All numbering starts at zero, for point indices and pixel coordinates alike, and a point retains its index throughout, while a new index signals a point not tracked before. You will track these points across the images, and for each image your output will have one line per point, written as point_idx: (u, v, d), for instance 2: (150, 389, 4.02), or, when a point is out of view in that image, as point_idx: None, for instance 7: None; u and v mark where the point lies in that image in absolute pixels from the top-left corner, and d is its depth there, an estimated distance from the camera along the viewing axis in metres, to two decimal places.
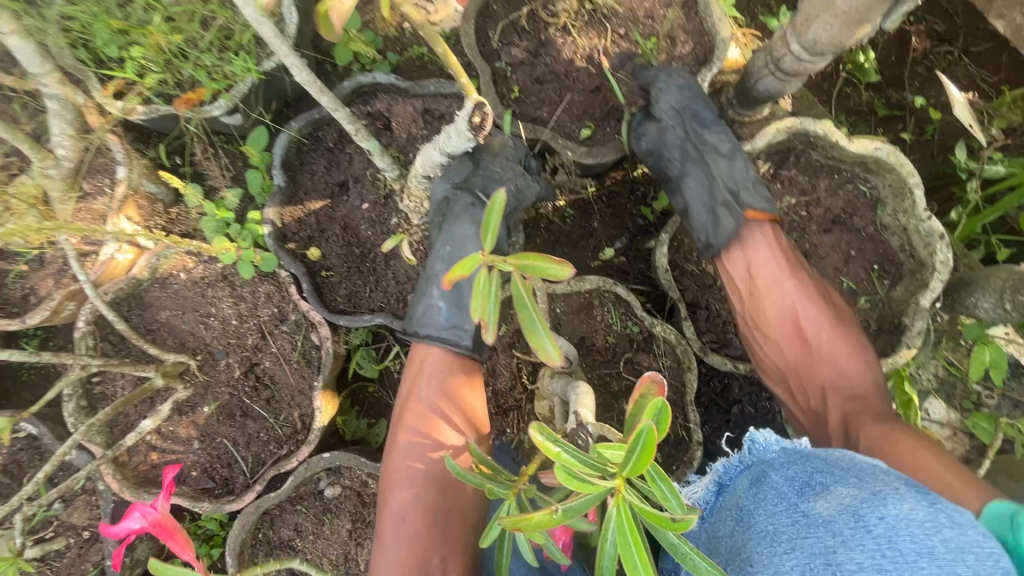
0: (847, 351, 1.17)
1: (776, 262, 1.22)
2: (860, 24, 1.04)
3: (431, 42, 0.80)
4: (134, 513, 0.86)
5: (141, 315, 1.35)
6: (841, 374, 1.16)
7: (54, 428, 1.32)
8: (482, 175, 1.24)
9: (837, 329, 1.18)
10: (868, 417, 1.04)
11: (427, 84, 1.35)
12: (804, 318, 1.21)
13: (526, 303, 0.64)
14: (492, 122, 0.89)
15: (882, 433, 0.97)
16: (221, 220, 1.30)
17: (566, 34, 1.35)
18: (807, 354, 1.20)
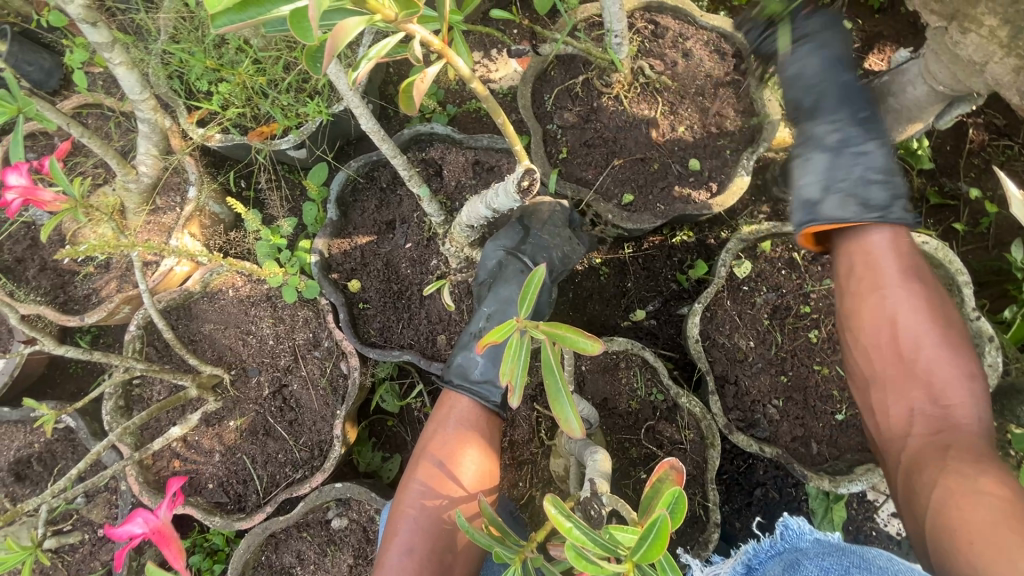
0: (953, 372, 0.91)
1: (894, 265, 0.98)
2: (909, 122, 1.08)
3: (493, 113, 0.82)
4: (139, 516, 0.97)
5: (187, 325, 1.43)
6: (934, 398, 0.91)
7: (91, 424, 1.38)
8: (532, 244, 1.27)
9: (931, 338, 0.93)
10: (958, 457, 0.83)
11: (480, 138, 1.43)
12: (903, 325, 0.95)
13: (554, 371, 0.66)
14: (539, 187, 0.93)
15: (962, 485, 0.76)
16: (274, 245, 1.38)
17: (618, 102, 1.41)
18: (899, 372, 0.95)
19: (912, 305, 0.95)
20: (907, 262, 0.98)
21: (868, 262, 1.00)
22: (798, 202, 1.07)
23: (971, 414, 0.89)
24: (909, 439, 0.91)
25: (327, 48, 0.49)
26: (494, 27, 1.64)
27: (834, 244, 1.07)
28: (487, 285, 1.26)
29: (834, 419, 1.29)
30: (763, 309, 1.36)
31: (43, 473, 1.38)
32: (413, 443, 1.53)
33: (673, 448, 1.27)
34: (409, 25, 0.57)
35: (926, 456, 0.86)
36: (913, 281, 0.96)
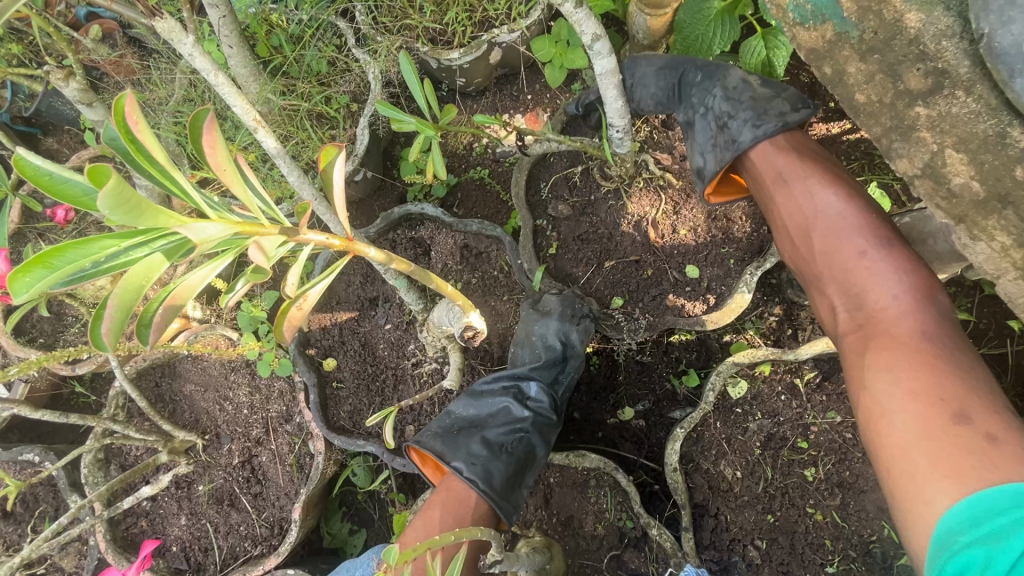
0: (853, 258, 0.90)
1: (778, 161, 1.03)
2: (930, 272, 0.98)
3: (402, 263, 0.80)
4: None
5: (168, 383, 1.45)
6: (848, 289, 0.90)
7: (72, 473, 1.43)
8: (563, 373, 1.23)
9: (827, 217, 0.95)
10: (870, 356, 0.83)
11: (471, 223, 1.36)
12: (800, 220, 0.97)
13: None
14: (480, 340, 1.12)
15: (863, 374, 0.83)
16: (254, 316, 1.40)
17: (617, 197, 1.32)
18: (813, 269, 0.96)
19: (804, 194, 0.98)
20: (793, 159, 1.01)
21: (768, 174, 1.03)
22: (692, 173, 1.15)
23: (885, 299, 0.86)
24: (843, 338, 0.90)
25: (159, 316, 0.48)
26: (505, 93, 1.56)
27: (748, 172, 1.07)
28: (505, 390, 1.21)
29: (823, 571, 1.16)
30: (755, 437, 1.24)
31: (24, 516, 1.43)
32: (380, 520, 1.50)
33: None
34: (300, 237, 0.55)
35: (851, 355, 0.87)
36: (798, 176, 0.99)
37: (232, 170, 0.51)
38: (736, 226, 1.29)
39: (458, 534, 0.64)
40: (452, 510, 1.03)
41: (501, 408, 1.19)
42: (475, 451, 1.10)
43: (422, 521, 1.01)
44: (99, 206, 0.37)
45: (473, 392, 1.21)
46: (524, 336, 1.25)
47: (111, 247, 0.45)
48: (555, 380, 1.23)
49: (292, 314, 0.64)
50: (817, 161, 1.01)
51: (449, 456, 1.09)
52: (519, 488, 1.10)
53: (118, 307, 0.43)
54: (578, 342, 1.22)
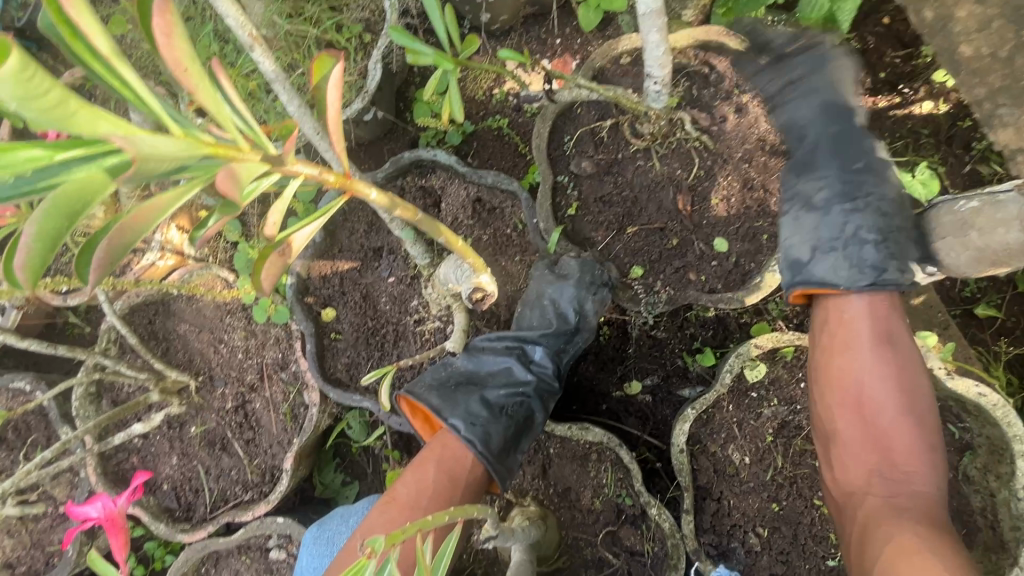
0: (913, 441, 0.91)
1: (866, 332, 0.96)
2: (993, 265, 0.87)
3: (400, 211, 0.70)
4: (97, 501, 0.93)
5: (163, 321, 1.40)
6: (894, 467, 0.90)
7: (63, 405, 1.40)
8: (572, 344, 1.18)
9: (890, 424, 0.92)
10: (909, 524, 0.81)
11: (485, 174, 1.27)
12: (866, 395, 0.94)
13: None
14: (490, 301, 1.02)
15: (902, 540, 0.79)
16: (252, 259, 1.32)
17: (647, 157, 1.22)
18: (862, 431, 0.94)
19: (876, 369, 0.94)
20: (879, 330, 0.96)
21: (842, 328, 0.98)
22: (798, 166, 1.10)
23: (926, 483, 0.88)
24: (868, 497, 0.89)
25: (98, 255, 0.40)
26: (532, 35, 1.42)
27: (817, 321, 1.03)
28: (508, 350, 1.15)
29: (824, 564, 1.13)
30: (768, 424, 1.18)
31: (15, 443, 1.41)
32: (374, 474, 1.48)
33: (631, 558, 1.16)
34: (285, 168, 0.48)
35: (880, 529, 0.83)
36: (881, 350, 0.94)
37: (196, 73, 0.42)
38: (774, 198, 1.18)
39: (454, 514, 0.59)
40: (446, 468, 0.99)
41: (502, 368, 1.14)
42: (473, 409, 1.06)
43: (415, 477, 0.98)
44: (1, 88, 0.34)
45: (476, 352, 1.16)
46: (534, 298, 1.19)
47: (41, 157, 0.43)
48: (562, 347, 1.18)
49: (272, 261, 0.57)
50: (901, 327, 0.97)
51: (446, 412, 1.04)
52: (515, 453, 1.06)
53: (35, 235, 0.39)
54: (589, 309, 1.16)
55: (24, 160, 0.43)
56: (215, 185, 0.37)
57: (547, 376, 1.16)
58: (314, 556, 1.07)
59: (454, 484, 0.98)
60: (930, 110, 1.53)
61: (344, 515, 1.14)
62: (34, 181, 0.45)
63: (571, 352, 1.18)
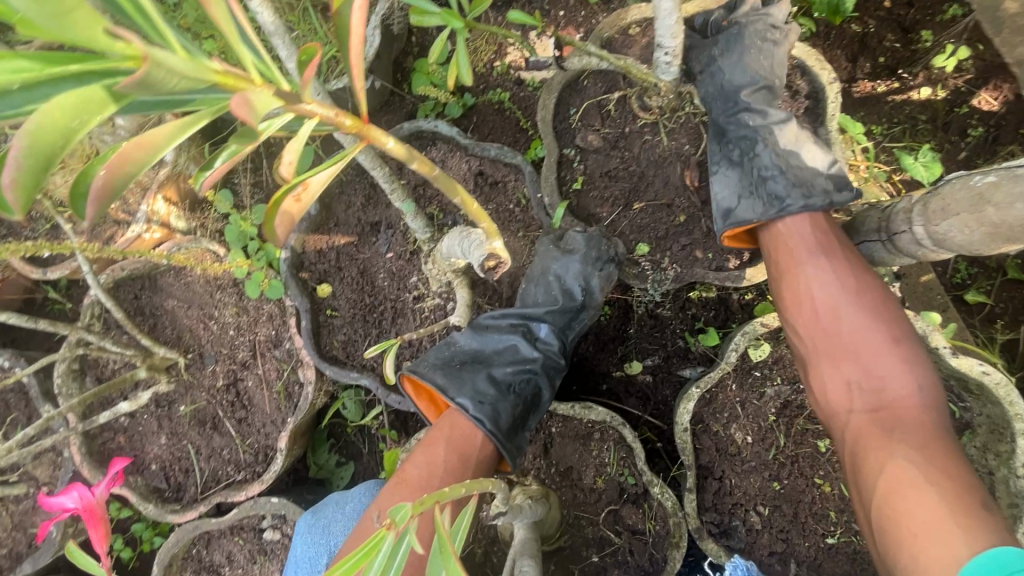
0: (880, 341, 0.93)
1: (810, 238, 1.02)
2: (1007, 241, 0.86)
3: (406, 160, 0.65)
4: (72, 492, 0.88)
5: (151, 297, 1.35)
6: (869, 373, 0.91)
7: (45, 382, 1.35)
8: (578, 320, 1.16)
9: (857, 320, 0.95)
10: (897, 438, 0.83)
11: (488, 147, 1.24)
12: (825, 304, 0.97)
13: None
14: (503, 271, 0.95)
15: (888, 446, 0.82)
16: (244, 231, 1.26)
17: (654, 132, 1.19)
18: (830, 350, 0.96)
19: (832, 280, 0.97)
20: (817, 240, 1.01)
21: (790, 248, 1.03)
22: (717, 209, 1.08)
23: (908, 389, 0.88)
24: (852, 413, 0.91)
25: (98, 184, 0.36)
26: (535, 5, 1.37)
27: (768, 243, 1.07)
28: (513, 328, 1.13)
29: (824, 542, 1.13)
30: (771, 404, 1.17)
31: None
32: (370, 455, 1.45)
33: (633, 537, 1.15)
34: (300, 108, 0.46)
35: (869, 435, 0.86)
36: (823, 258, 0.99)
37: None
38: None
39: (469, 488, 0.56)
40: (456, 447, 0.97)
41: (508, 345, 1.12)
42: (480, 386, 1.04)
43: (423, 457, 0.95)
44: None
45: (480, 331, 1.13)
46: (538, 274, 1.16)
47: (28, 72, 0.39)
48: (565, 325, 1.15)
49: (285, 207, 0.53)
50: (838, 239, 1.02)
51: (452, 391, 1.02)
52: (522, 431, 1.04)
53: (30, 152, 0.34)
54: (596, 288, 1.14)
55: (5, 73, 0.38)
56: (233, 111, 0.34)
57: (554, 353, 1.14)
58: (308, 543, 1.03)
59: (465, 463, 0.96)
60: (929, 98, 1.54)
61: (340, 502, 1.11)
62: (16, 103, 0.42)
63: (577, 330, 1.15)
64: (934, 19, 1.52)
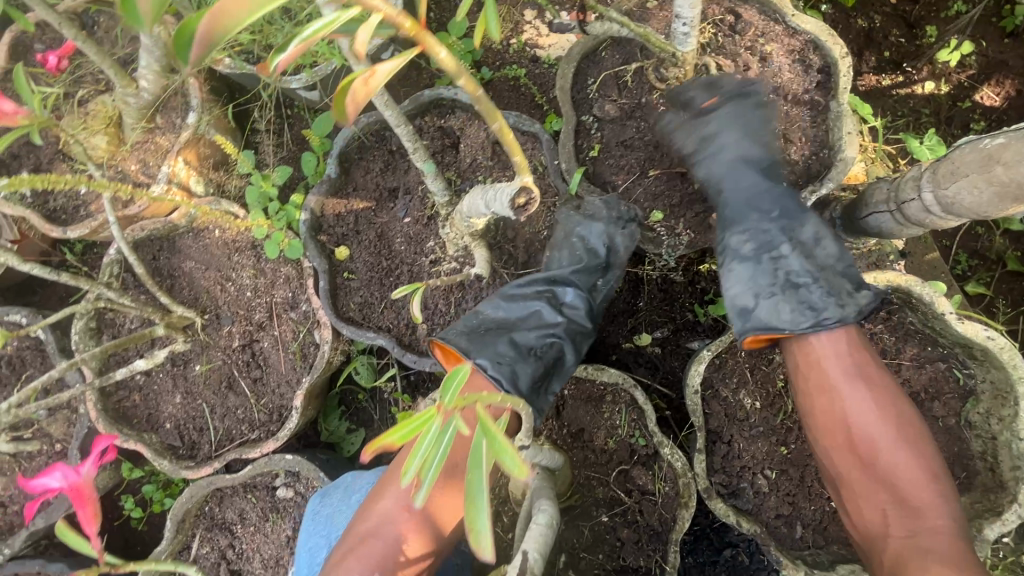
0: (915, 482, 0.92)
1: (834, 370, 0.99)
2: (1015, 202, 0.88)
3: (488, 115, 0.64)
4: (56, 472, 0.84)
5: (168, 259, 1.36)
6: (903, 504, 0.91)
7: (61, 340, 1.36)
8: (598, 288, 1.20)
9: (888, 469, 0.93)
10: (943, 566, 0.82)
11: (507, 115, 1.26)
12: (857, 427, 0.96)
13: (477, 463, 0.49)
14: (534, 209, 0.89)
15: (939, 574, 0.81)
16: (264, 192, 1.28)
17: (670, 103, 1.22)
18: (863, 476, 0.95)
19: (861, 407, 0.96)
20: (852, 360, 0.99)
21: (816, 368, 1.01)
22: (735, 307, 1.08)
23: (942, 519, 0.89)
24: (889, 540, 0.91)
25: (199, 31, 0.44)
26: None
27: (791, 353, 1.06)
28: (538, 293, 1.14)
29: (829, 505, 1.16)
30: (780, 370, 1.20)
31: (9, 378, 1.36)
32: (381, 422, 1.47)
33: (642, 497, 1.17)
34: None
35: (910, 563, 0.86)
36: (860, 386, 0.97)
37: None
38: (794, 147, 1.19)
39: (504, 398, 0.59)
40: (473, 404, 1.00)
41: (533, 311, 1.14)
42: (500, 351, 1.06)
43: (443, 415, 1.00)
44: None
45: (506, 296, 1.14)
46: (561, 238, 1.19)
47: None
48: (588, 287, 1.18)
49: (353, 93, 0.53)
50: (870, 362, 1.00)
51: (475, 353, 1.04)
52: (541, 395, 1.08)
53: None
54: (618, 248, 1.18)
55: None
56: None
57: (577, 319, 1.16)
58: (314, 532, 1.09)
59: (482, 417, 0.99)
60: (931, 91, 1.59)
61: (347, 489, 1.14)
62: None
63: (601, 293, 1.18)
64: (938, 16, 1.58)
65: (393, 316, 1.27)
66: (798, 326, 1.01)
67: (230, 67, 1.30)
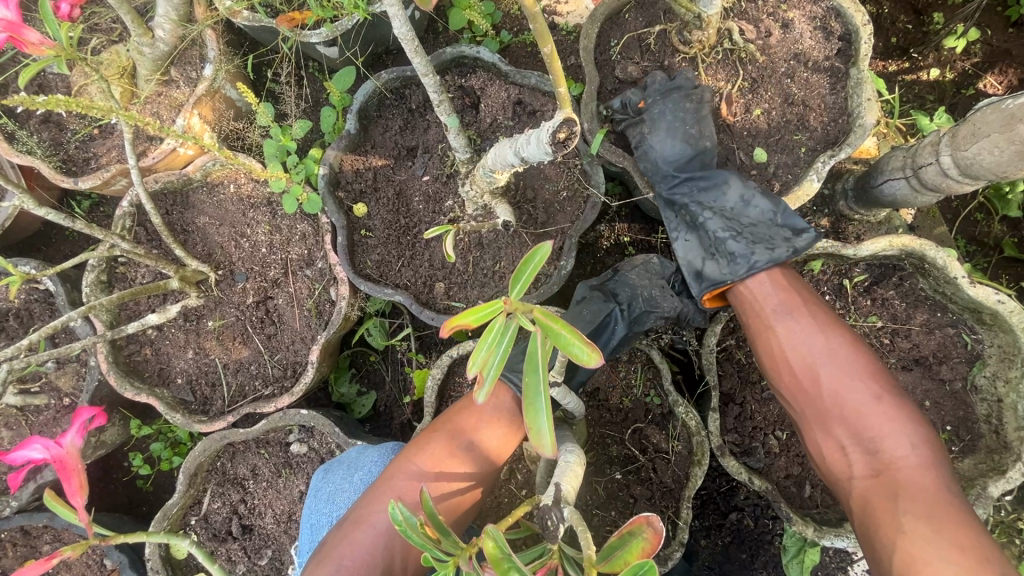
0: (867, 412, 0.91)
1: (777, 304, 1.02)
2: None
3: (539, 41, 0.66)
4: (39, 442, 0.80)
5: (181, 213, 1.34)
6: (862, 436, 0.91)
7: (71, 293, 1.34)
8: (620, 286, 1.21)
9: (844, 402, 0.93)
10: (899, 502, 0.84)
11: (529, 75, 1.26)
12: (812, 368, 0.96)
13: (536, 373, 0.54)
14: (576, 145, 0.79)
15: (893, 508, 0.84)
16: (283, 146, 1.27)
17: (692, 67, 1.22)
18: (816, 413, 0.95)
19: (811, 344, 0.97)
20: (788, 301, 1.01)
21: (757, 310, 1.03)
22: (688, 272, 1.14)
23: (904, 448, 0.88)
24: (854, 476, 0.91)
25: None
26: None
27: (741, 306, 1.07)
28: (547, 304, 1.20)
29: None
30: None
31: (17, 331, 1.34)
32: (392, 384, 1.47)
33: (656, 455, 1.19)
34: None
35: (874, 499, 0.87)
36: (796, 321, 0.99)
37: None
38: (813, 114, 1.20)
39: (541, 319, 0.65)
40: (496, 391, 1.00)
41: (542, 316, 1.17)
42: (516, 362, 1.05)
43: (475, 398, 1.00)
44: None
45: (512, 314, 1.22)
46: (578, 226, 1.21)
47: None
48: (614, 292, 1.20)
49: None
50: (808, 300, 1.02)
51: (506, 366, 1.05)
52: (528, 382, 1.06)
53: None
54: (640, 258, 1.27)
55: None
56: None
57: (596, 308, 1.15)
58: (317, 509, 1.09)
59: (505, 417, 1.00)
60: (938, 76, 1.60)
61: (350, 467, 1.12)
62: None
63: (633, 288, 1.20)
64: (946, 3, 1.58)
65: (410, 273, 1.27)
66: (738, 274, 1.06)
67: (248, 20, 1.25)
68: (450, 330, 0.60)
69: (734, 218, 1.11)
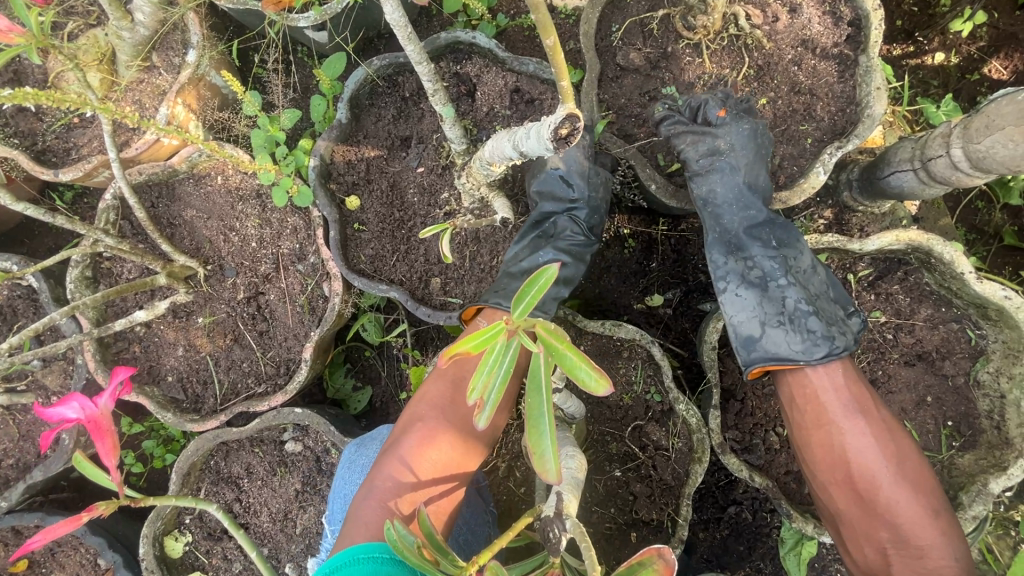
0: (914, 518, 0.89)
1: (836, 399, 0.97)
2: None
3: (541, 33, 0.62)
4: (74, 400, 0.74)
5: (167, 206, 1.30)
6: (904, 541, 0.89)
7: (55, 289, 1.30)
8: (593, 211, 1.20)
9: (889, 505, 0.91)
10: None
11: (527, 62, 1.21)
12: (858, 467, 0.93)
13: (539, 392, 0.52)
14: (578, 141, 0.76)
15: None
16: (271, 137, 1.22)
17: (696, 53, 1.18)
18: (860, 513, 0.93)
19: (861, 443, 0.93)
20: (847, 396, 0.97)
21: (813, 402, 0.98)
22: (740, 337, 1.07)
23: (946, 559, 0.87)
24: None
25: None
26: None
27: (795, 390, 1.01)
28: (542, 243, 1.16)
29: None
30: None
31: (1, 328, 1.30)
32: (388, 379, 1.45)
33: (655, 453, 1.18)
34: None
35: None
36: (855, 419, 0.95)
37: None
38: (820, 104, 1.17)
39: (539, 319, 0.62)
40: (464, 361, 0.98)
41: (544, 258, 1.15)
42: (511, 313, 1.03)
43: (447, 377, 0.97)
44: None
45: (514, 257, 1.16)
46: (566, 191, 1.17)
47: None
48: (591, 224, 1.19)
49: None
50: (866, 397, 0.98)
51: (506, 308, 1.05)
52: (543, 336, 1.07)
53: None
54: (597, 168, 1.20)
55: None
56: None
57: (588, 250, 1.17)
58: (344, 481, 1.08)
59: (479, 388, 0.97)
60: (943, 61, 1.56)
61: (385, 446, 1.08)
62: None
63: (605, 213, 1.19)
64: None
65: (405, 267, 1.24)
66: (812, 357, 0.99)
67: (232, 3, 1.19)
68: (448, 359, 0.58)
69: (808, 291, 1.06)
